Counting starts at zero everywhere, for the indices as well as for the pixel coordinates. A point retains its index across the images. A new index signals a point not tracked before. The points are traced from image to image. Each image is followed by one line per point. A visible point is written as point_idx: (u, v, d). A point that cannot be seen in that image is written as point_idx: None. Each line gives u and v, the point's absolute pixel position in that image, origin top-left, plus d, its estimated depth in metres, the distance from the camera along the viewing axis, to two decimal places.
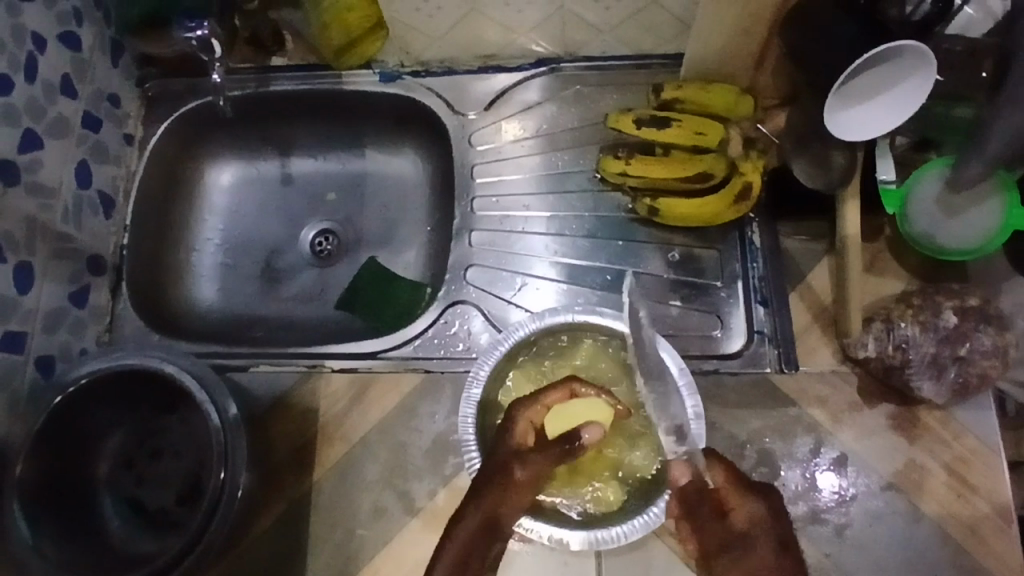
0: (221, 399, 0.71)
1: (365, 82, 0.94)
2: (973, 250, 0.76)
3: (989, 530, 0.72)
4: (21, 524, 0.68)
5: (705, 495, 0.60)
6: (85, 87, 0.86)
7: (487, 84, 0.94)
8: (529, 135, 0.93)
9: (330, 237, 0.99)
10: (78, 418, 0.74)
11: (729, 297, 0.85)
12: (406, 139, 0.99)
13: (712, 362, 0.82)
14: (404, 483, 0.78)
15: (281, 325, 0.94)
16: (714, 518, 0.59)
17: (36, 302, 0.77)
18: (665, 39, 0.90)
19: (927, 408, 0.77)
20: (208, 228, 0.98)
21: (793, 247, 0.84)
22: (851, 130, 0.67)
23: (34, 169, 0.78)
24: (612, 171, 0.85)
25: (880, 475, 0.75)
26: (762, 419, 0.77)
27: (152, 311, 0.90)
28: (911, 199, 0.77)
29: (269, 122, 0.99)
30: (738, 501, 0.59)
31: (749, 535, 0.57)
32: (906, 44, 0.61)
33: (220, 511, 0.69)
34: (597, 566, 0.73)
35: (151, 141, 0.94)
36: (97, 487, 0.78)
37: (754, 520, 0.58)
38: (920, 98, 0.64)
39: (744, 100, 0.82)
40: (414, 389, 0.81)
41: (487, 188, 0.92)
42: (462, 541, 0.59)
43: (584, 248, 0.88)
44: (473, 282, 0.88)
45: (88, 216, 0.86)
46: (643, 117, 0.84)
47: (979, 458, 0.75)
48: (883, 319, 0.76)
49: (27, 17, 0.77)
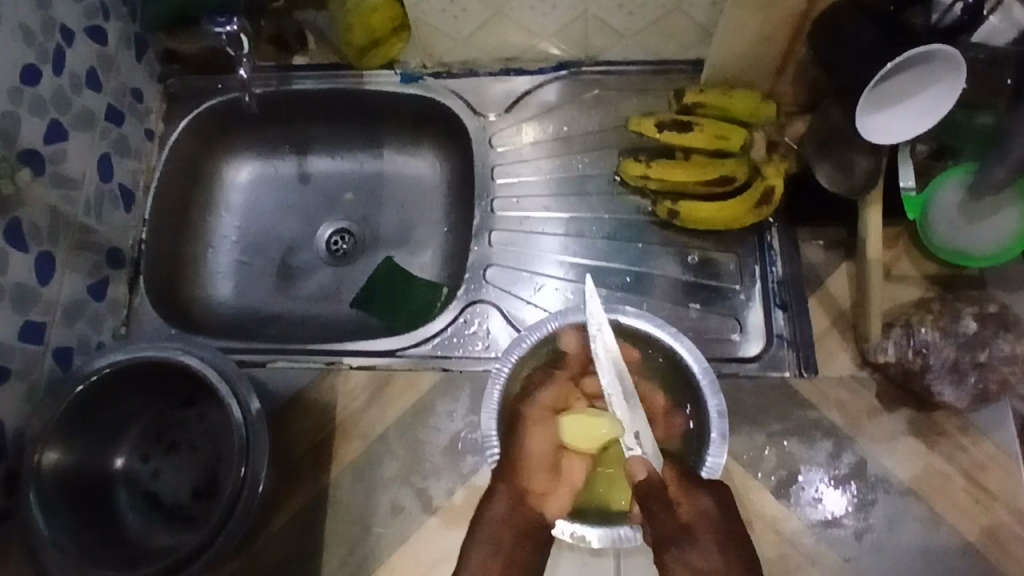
0: (243, 392, 0.71)
1: (386, 82, 0.95)
2: (990, 257, 0.79)
3: (1008, 536, 0.72)
4: (37, 517, 0.66)
5: (659, 494, 0.59)
6: (109, 81, 0.86)
7: (507, 87, 0.96)
8: (548, 138, 0.94)
9: (346, 236, 0.99)
10: (98, 408, 0.74)
11: (747, 300, 0.85)
12: (424, 140, 1.00)
13: (732, 365, 0.82)
14: (422, 481, 0.77)
15: (297, 322, 0.94)
16: (667, 513, 0.59)
17: (56, 293, 0.77)
18: (687, 45, 0.91)
19: (945, 415, 0.77)
20: (226, 225, 0.98)
21: (810, 252, 0.86)
22: (878, 132, 0.68)
23: (59, 160, 0.78)
24: (633, 173, 0.87)
25: (899, 480, 0.75)
26: (781, 422, 0.78)
27: (169, 305, 0.90)
28: (931, 204, 0.80)
29: (291, 120, 0.99)
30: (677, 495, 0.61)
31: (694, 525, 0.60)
32: (953, 67, 0.64)
33: (242, 507, 0.68)
34: (616, 565, 0.72)
35: (171, 137, 0.95)
36: (115, 480, 0.78)
37: (703, 513, 0.61)
38: (925, 122, 0.67)
39: (765, 105, 0.84)
40: (432, 388, 0.81)
41: (507, 189, 0.92)
42: (501, 512, 0.67)
43: (602, 249, 0.89)
44: (492, 281, 0.88)
45: (109, 209, 0.86)
46: (664, 120, 0.85)
47: (999, 466, 0.75)
48: (902, 324, 0.77)
49: (57, 9, 0.77)
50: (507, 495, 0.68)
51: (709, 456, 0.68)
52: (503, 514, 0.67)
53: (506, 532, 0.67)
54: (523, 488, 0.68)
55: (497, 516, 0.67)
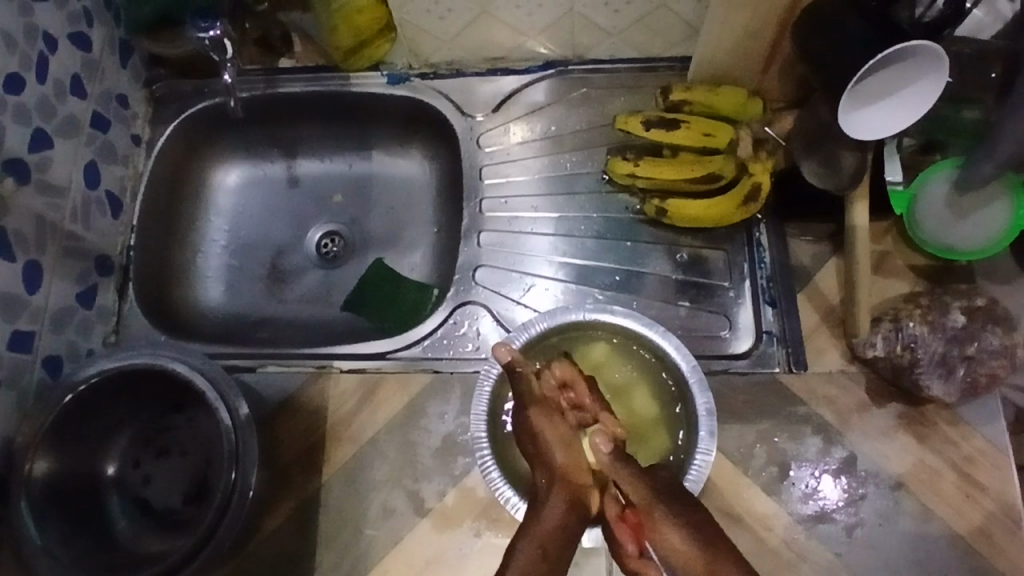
0: (233, 398, 0.70)
1: (373, 84, 0.95)
2: (981, 251, 0.79)
3: (998, 530, 0.73)
4: (30, 526, 0.66)
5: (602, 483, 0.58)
6: (94, 86, 0.86)
7: (494, 86, 0.95)
8: (537, 137, 0.94)
9: (336, 238, 0.99)
10: (87, 415, 0.74)
11: (737, 297, 0.85)
12: (413, 141, 1.00)
13: (721, 362, 0.82)
14: (413, 484, 0.77)
15: (288, 326, 0.94)
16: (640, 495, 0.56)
17: (43, 301, 0.77)
18: (674, 42, 0.91)
19: (935, 408, 0.77)
20: (216, 229, 0.98)
21: (800, 247, 0.86)
22: (866, 127, 0.68)
23: (44, 168, 0.78)
24: (620, 172, 0.86)
25: (888, 474, 0.75)
26: (771, 419, 0.78)
27: (158, 311, 0.90)
28: (919, 200, 0.80)
29: (279, 123, 0.99)
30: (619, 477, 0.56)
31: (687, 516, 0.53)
32: (940, 67, 0.64)
33: (232, 512, 0.68)
34: (608, 566, 0.72)
35: (158, 142, 0.94)
36: (106, 488, 0.78)
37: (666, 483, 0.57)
38: (907, 120, 0.67)
39: (753, 102, 0.84)
40: (422, 389, 0.81)
41: (495, 190, 0.92)
42: (556, 519, 0.55)
43: (591, 248, 0.89)
44: (482, 282, 0.88)
45: (96, 216, 0.86)
46: (652, 119, 0.85)
47: (988, 458, 0.75)
48: (891, 319, 0.77)
49: (39, 16, 0.77)
50: (562, 497, 0.56)
51: (698, 455, 0.68)
52: (556, 519, 0.55)
53: (552, 542, 0.54)
54: (581, 485, 0.57)
55: (549, 521, 0.55)
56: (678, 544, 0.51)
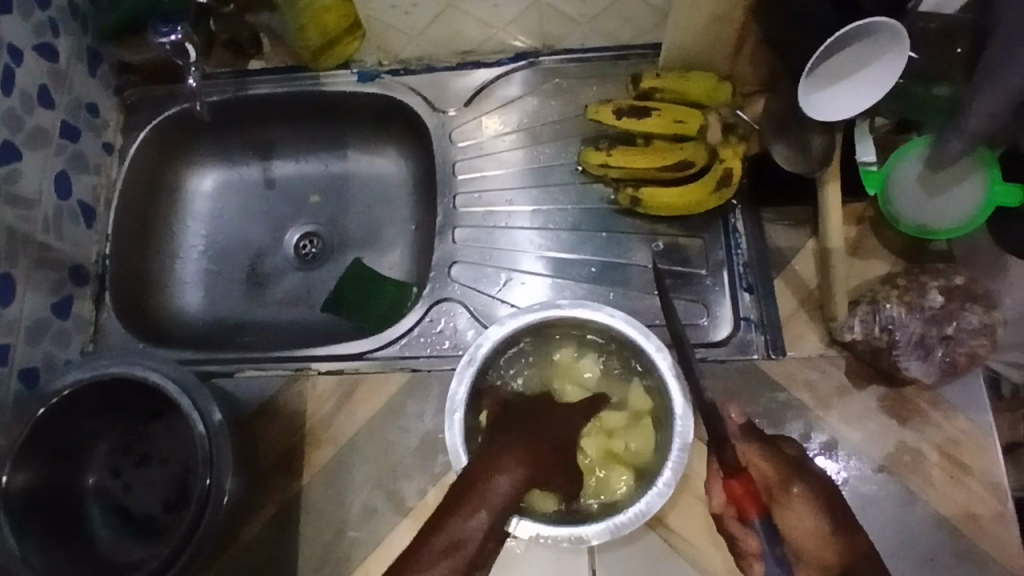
0: (204, 404, 0.70)
1: (344, 82, 0.94)
2: (960, 228, 0.77)
3: (984, 511, 0.72)
4: (8, 538, 0.66)
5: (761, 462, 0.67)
6: (62, 95, 0.86)
7: (466, 81, 0.95)
8: (510, 129, 0.93)
9: (314, 239, 0.98)
10: (64, 427, 0.73)
11: (714, 285, 0.84)
12: (388, 139, 0.99)
13: (700, 350, 0.81)
14: (393, 483, 0.77)
15: (267, 330, 0.93)
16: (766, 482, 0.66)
17: (18, 313, 0.77)
18: (644, 30, 0.90)
19: (917, 390, 0.77)
20: (191, 235, 0.98)
21: (777, 232, 0.85)
22: (840, 107, 0.67)
23: (14, 180, 0.77)
24: (594, 162, 0.85)
25: (871, 458, 0.74)
26: (751, 406, 0.77)
27: (135, 318, 0.90)
28: (893, 179, 0.78)
29: (251, 124, 0.98)
30: (790, 501, 0.65)
31: (800, 548, 0.65)
32: (897, 48, 0.63)
33: (209, 517, 0.68)
34: (589, 565, 0.72)
35: (130, 149, 0.94)
36: (84, 497, 0.78)
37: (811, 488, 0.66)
38: (869, 99, 0.66)
39: (722, 86, 0.83)
40: (401, 389, 0.81)
41: (471, 184, 0.91)
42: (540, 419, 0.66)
43: (568, 240, 0.88)
44: (457, 278, 0.87)
45: (69, 225, 0.86)
46: (622, 107, 0.84)
47: (972, 439, 0.75)
48: (868, 301, 0.76)
49: (3, 27, 0.77)
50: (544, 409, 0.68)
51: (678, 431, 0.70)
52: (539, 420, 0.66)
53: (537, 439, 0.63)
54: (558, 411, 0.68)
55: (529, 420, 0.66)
56: (809, 529, 0.65)
